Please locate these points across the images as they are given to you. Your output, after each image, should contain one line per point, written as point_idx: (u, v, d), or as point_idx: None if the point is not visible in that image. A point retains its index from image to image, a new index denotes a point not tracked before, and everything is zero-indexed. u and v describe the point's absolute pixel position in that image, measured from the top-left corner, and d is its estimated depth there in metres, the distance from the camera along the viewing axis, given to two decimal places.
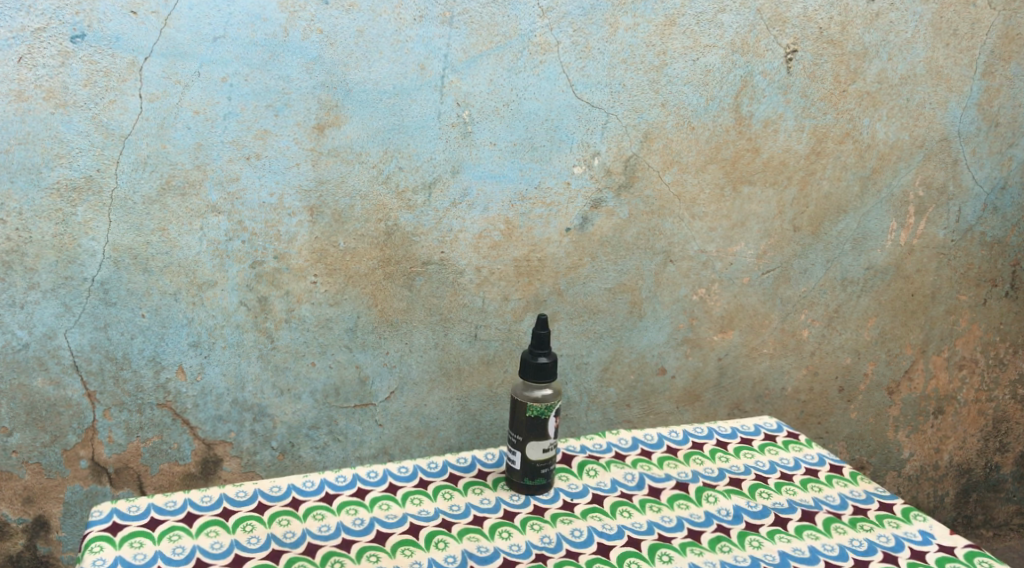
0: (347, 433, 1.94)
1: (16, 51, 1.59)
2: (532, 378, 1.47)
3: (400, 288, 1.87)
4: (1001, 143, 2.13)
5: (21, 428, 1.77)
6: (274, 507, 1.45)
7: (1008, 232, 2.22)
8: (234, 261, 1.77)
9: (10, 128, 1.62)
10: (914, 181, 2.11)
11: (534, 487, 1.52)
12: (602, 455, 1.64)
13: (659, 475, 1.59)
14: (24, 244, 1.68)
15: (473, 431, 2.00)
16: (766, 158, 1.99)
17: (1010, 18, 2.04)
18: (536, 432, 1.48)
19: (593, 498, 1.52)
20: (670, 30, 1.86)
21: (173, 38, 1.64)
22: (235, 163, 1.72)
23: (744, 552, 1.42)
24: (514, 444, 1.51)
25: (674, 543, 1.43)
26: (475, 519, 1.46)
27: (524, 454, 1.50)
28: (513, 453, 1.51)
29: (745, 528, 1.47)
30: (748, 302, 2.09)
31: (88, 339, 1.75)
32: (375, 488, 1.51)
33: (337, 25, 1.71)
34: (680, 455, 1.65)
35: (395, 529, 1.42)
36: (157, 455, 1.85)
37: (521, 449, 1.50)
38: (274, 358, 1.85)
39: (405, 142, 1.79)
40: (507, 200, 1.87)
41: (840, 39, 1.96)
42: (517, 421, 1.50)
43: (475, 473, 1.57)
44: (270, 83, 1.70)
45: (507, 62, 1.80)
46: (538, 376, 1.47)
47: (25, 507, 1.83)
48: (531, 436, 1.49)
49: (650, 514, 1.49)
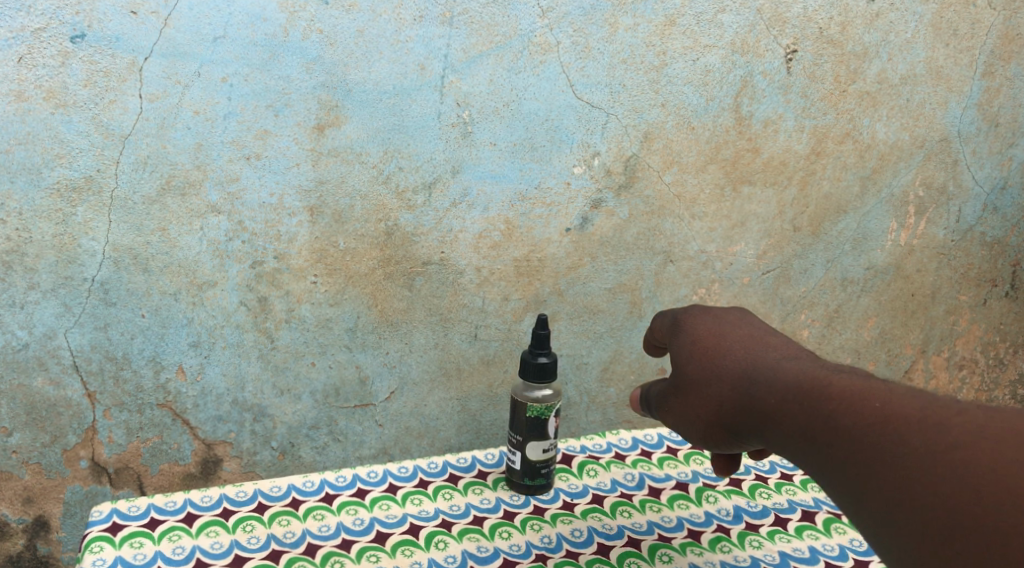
0: (347, 433, 1.95)
1: (16, 51, 1.57)
2: (532, 379, 1.47)
3: (400, 288, 1.87)
4: (1002, 143, 2.13)
5: (21, 428, 1.76)
6: (277, 507, 1.45)
7: (1009, 232, 2.22)
8: (234, 261, 1.77)
9: (11, 128, 1.60)
10: (914, 181, 2.11)
11: (534, 487, 1.52)
12: (602, 455, 1.64)
13: (659, 475, 1.59)
14: (24, 244, 1.66)
15: (473, 431, 2.02)
16: (766, 158, 1.99)
17: (1010, 18, 2.04)
18: (535, 431, 1.48)
19: (594, 497, 1.52)
20: (670, 29, 1.86)
21: (174, 38, 1.63)
22: (235, 163, 1.72)
23: (745, 551, 1.42)
24: (514, 444, 1.51)
25: (675, 543, 1.43)
26: (476, 518, 1.46)
27: (524, 454, 1.50)
28: (514, 453, 1.51)
29: (745, 528, 1.47)
30: (748, 302, 2.10)
31: (88, 339, 1.74)
32: (376, 488, 1.51)
33: (338, 25, 1.70)
34: (679, 455, 1.65)
35: (395, 529, 1.42)
36: (157, 455, 1.86)
37: (520, 450, 1.50)
38: (274, 358, 1.85)
39: (405, 142, 1.79)
40: (507, 200, 1.88)
41: (840, 40, 1.96)
42: (517, 421, 1.50)
43: (476, 473, 1.57)
44: (270, 83, 1.69)
45: (507, 62, 1.80)
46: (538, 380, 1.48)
47: (26, 507, 1.83)
48: (529, 436, 1.49)
49: (650, 514, 1.49)
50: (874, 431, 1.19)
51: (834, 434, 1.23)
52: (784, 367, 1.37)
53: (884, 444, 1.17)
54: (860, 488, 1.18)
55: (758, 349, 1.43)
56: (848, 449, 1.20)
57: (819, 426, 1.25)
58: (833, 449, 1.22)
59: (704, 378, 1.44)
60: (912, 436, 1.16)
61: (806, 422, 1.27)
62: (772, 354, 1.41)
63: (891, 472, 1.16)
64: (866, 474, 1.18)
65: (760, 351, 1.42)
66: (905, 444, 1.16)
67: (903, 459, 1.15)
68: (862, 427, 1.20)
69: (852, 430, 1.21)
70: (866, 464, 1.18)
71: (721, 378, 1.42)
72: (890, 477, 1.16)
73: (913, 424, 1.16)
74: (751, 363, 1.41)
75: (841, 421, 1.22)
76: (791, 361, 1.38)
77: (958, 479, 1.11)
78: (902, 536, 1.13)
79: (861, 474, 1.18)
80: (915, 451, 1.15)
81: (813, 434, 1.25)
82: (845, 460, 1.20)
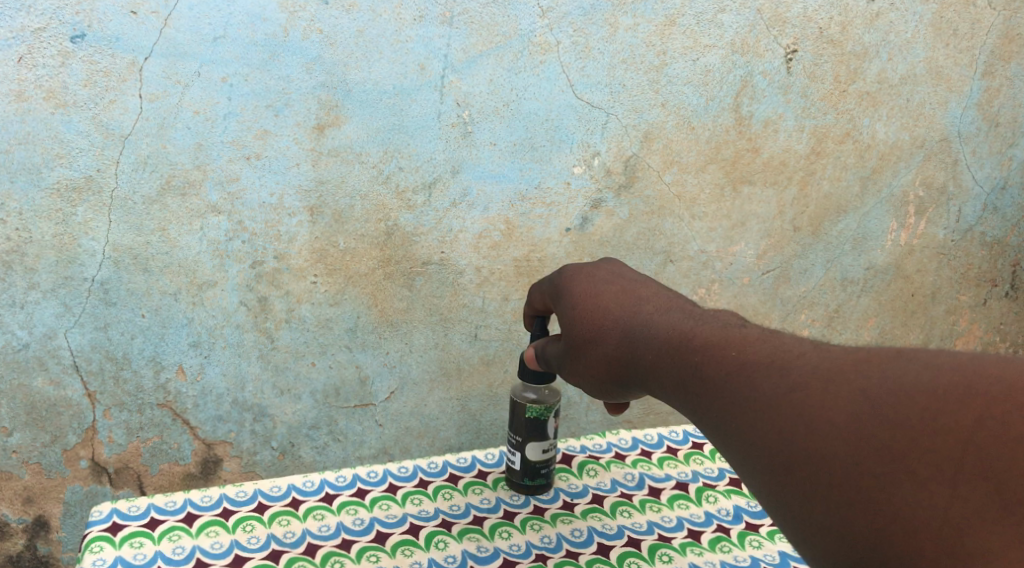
0: (347, 433, 1.96)
1: (16, 51, 1.56)
2: (532, 380, 1.47)
3: (400, 288, 1.88)
4: (1002, 143, 2.13)
5: (21, 428, 1.76)
6: (277, 508, 1.45)
7: (1008, 232, 2.24)
8: (234, 260, 1.77)
9: (10, 128, 1.59)
10: (913, 181, 2.11)
11: (534, 487, 1.51)
12: (602, 455, 1.63)
13: (659, 475, 1.58)
14: (24, 244, 1.66)
15: (473, 431, 2.05)
16: (766, 158, 1.99)
17: (1010, 18, 2.04)
18: (534, 434, 1.48)
19: (594, 496, 1.52)
20: (670, 30, 1.85)
21: (173, 38, 1.62)
22: (235, 162, 1.71)
23: (744, 552, 1.42)
24: (514, 444, 1.51)
25: (674, 543, 1.43)
26: (473, 518, 1.46)
27: (524, 454, 1.50)
28: (514, 452, 1.51)
29: (743, 528, 1.47)
30: (748, 302, 2.11)
31: (88, 339, 1.74)
32: (376, 489, 1.51)
33: (338, 25, 1.69)
34: (678, 454, 1.64)
35: (395, 529, 1.42)
36: (157, 455, 1.86)
37: (518, 449, 1.50)
38: (274, 358, 1.86)
39: (405, 142, 1.79)
40: (507, 200, 1.88)
41: (840, 39, 1.96)
42: (517, 421, 1.50)
43: (476, 473, 1.56)
44: (270, 83, 1.69)
45: (507, 62, 1.80)
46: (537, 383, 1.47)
47: (25, 507, 1.83)
48: (527, 439, 1.49)
49: (649, 514, 1.49)
50: (736, 378, 1.08)
51: (709, 381, 1.10)
52: (642, 321, 1.25)
53: (764, 393, 1.05)
54: (740, 442, 1.05)
55: (622, 296, 1.31)
56: (722, 398, 1.08)
57: (691, 377, 1.13)
58: (704, 401, 1.10)
59: (582, 332, 1.32)
60: (762, 381, 1.06)
61: (679, 374, 1.15)
62: (626, 306, 1.29)
63: (767, 423, 1.03)
64: (747, 426, 1.05)
65: (627, 303, 1.29)
66: (755, 392, 1.06)
67: (775, 410, 1.03)
68: (740, 375, 1.08)
69: (730, 380, 1.09)
70: (735, 416, 1.06)
71: (598, 332, 1.29)
72: (759, 429, 1.04)
73: (787, 376, 1.04)
74: (630, 317, 1.27)
75: (712, 368, 1.11)
76: (641, 314, 1.26)
77: (847, 431, 0.98)
78: (793, 494, 1.00)
79: (746, 427, 1.05)
80: (794, 400, 1.02)
81: (687, 385, 1.13)
82: (716, 409, 1.09)
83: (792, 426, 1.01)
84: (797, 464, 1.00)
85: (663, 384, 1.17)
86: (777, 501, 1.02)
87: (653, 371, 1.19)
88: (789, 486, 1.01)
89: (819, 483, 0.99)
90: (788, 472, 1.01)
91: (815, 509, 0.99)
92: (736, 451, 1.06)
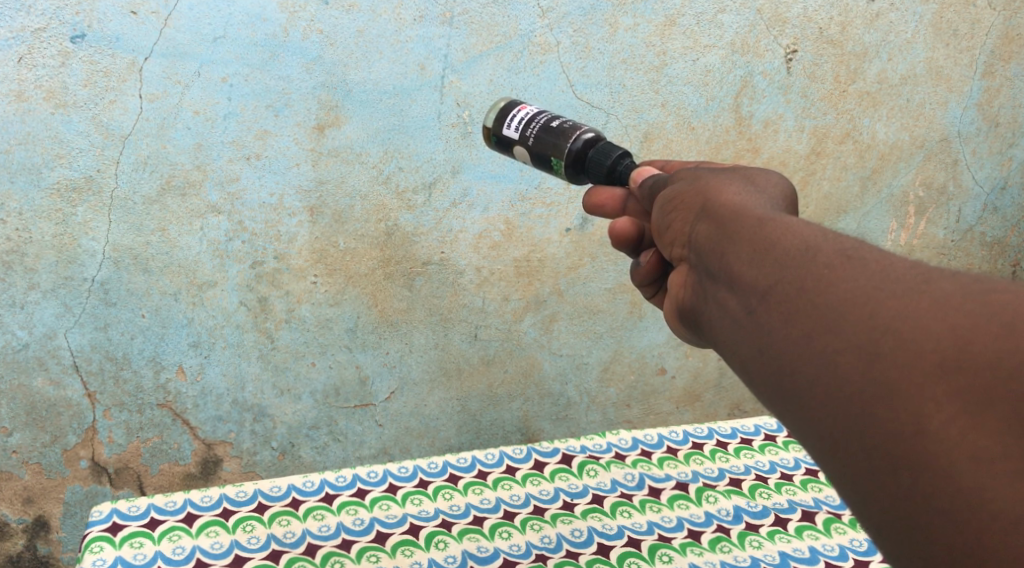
0: (347, 433, 1.96)
1: (16, 51, 1.55)
2: (600, 165, 1.04)
3: (400, 288, 1.89)
4: (1001, 143, 2.16)
5: (21, 428, 1.76)
6: (274, 508, 1.16)
7: (1008, 233, 2.27)
8: (234, 261, 1.77)
9: (10, 128, 1.58)
10: (914, 181, 2.14)
11: (494, 138, 1.12)
12: (602, 455, 1.32)
13: (661, 475, 1.28)
14: (24, 244, 1.65)
15: (473, 431, 2.05)
16: (766, 158, 2.01)
17: (1010, 19, 2.06)
18: (540, 160, 1.08)
19: (592, 498, 1.23)
20: (670, 30, 1.85)
21: (173, 38, 1.62)
22: (235, 163, 1.71)
23: (745, 552, 1.16)
24: (537, 125, 1.08)
25: (674, 543, 1.17)
26: (476, 519, 1.18)
27: (523, 142, 1.09)
28: (519, 124, 1.10)
29: (745, 528, 1.21)
30: None
31: (88, 339, 1.73)
32: (375, 488, 1.21)
33: (337, 25, 1.69)
34: (681, 454, 1.34)
35: (395, 529, 1.15)
36: (157, 455, 1.86)
37: (527, 140, 1.08)
38: (274, 358, 1.86)
39: (405, 142, 1.79)
40: (506, 200, 1.90)
41: (840, 39, 1.96)
42: (558, 136, 1.06)
43: (475, 473, 1.25)
44: (270, 83, 1.69)
45: (507, 62, 1.79)
46: (578, 178, 1.08)
47: (25, 507, 1.82)
48: (531, 155, 1.09)
49: (650, 514, 1.22)
50: (904, 270, 0.62)
51: (843, 261, 0.64)
52: (767, 197, 0.76)
53: (943, 288, 0.60)
54: (856, 344, 0.60)
55: (762, 174, 0.81)
56: (858, 282, 0.62)
57: (814, 252, 0.66)
58: (824, 284, 0.64)
59: (692, 177, 0.83)
60: (942, 284, 0.60)
61: (791, 243, 0.68)
62: (765, 180, 0.80)
63: (922, 320, 0.59)
64: (882, 320, 0.60)
65: (771, 179, 0.80)
66: (927, 291, 0.60)
67: (943, 309, 0.59)
68: (910, 265, 0.62)
69: (885, 265, 0.63)
70: (870, 306, 0.61)
71: (699, 184, 0.81)
72: (911, 325, 0.59)
73: (990, 282, 0.60)
74: (741, 180, 0.79)
75: (868, 253, 0.64)
76: (775, 196, 0.77)
77: None
78: (929, 435, 0.57)
79: (882, 322, 0.60)
80: (991, 302, 0.58)
81: (800, 260, 0.66)
82: (842, 295, 0.62)
83: (966, 332, 0.57)
84: (952, 390, 0.57)
85: (748, 256, 0.69)
86: (875, 441, 0.59)
87: (746, 238, 0.71)
88: (925, 421, 0.57)
89: (985, 431, 0.56)
90: (922, 396, 0.57)
91: (958, 467, 0.56)
92: (836, 353, 0.61)
